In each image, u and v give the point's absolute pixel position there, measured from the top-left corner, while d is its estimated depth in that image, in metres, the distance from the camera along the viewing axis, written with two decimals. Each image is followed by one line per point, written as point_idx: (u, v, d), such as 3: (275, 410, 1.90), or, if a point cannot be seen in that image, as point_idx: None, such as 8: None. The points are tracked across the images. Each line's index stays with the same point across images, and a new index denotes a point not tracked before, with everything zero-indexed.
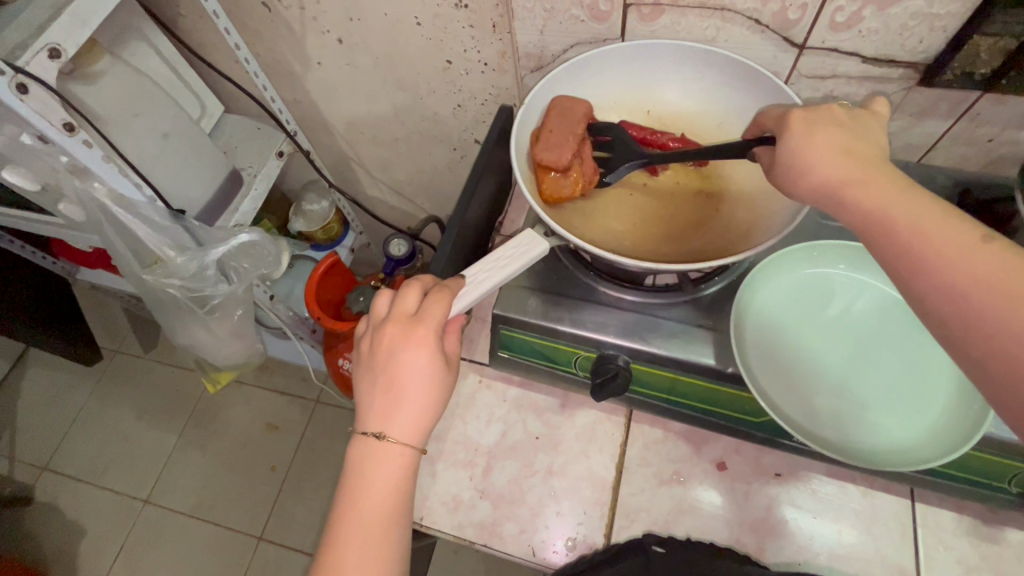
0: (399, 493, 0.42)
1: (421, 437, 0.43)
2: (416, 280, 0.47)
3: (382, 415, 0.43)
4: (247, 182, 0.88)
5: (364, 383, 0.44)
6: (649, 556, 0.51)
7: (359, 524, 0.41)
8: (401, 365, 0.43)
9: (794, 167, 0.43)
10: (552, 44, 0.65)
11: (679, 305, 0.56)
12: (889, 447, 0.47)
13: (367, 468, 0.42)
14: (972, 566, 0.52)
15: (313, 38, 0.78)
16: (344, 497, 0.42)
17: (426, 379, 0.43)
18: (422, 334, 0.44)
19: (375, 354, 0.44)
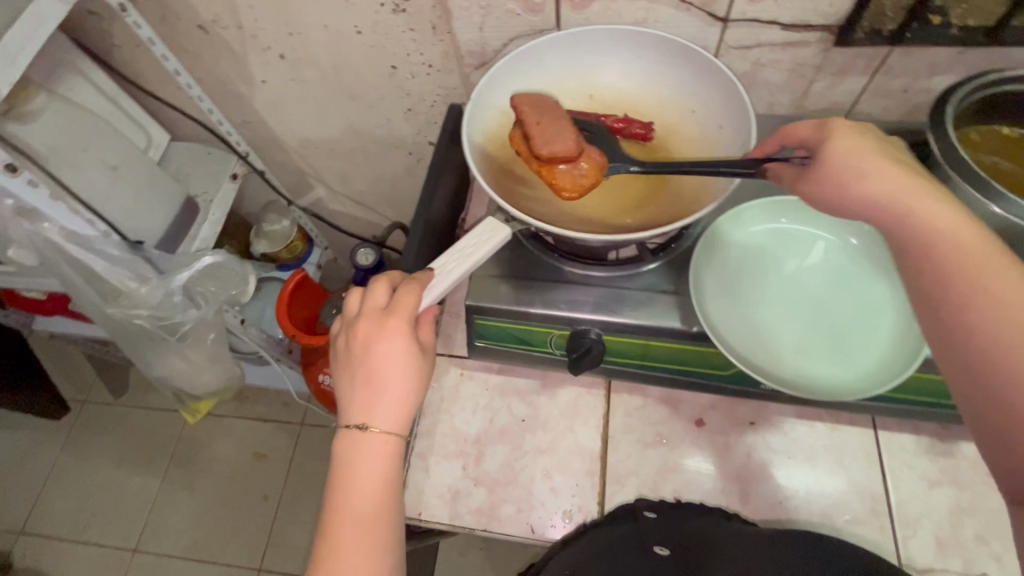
0: (389, 481, 0.43)
1: (404, 425, 0.44)
2: (383, 276, 0.48)
3: (364, 406, 0.44)
4: (203, 208, 0.87)
5: (344, 379, 0.45)
6: (641, 518, 0.53)
7: (352, 513, 0.42)
8: (377, 357, 0.44)
9: (839, 175, 0.44)
10: (492, 40, 0.67)
11: (642, 274, 0.58)
12: (844, 378, 0.50)
13: (354, 461, 0.43)
14: (934, 481, 0.56)
15: (255, 57, 0.78)
16: (334, 490, 0.43)
17: (403, 369, 0.44)
18: (395, 325, 0.45)
19: (351, 350, 0.45)
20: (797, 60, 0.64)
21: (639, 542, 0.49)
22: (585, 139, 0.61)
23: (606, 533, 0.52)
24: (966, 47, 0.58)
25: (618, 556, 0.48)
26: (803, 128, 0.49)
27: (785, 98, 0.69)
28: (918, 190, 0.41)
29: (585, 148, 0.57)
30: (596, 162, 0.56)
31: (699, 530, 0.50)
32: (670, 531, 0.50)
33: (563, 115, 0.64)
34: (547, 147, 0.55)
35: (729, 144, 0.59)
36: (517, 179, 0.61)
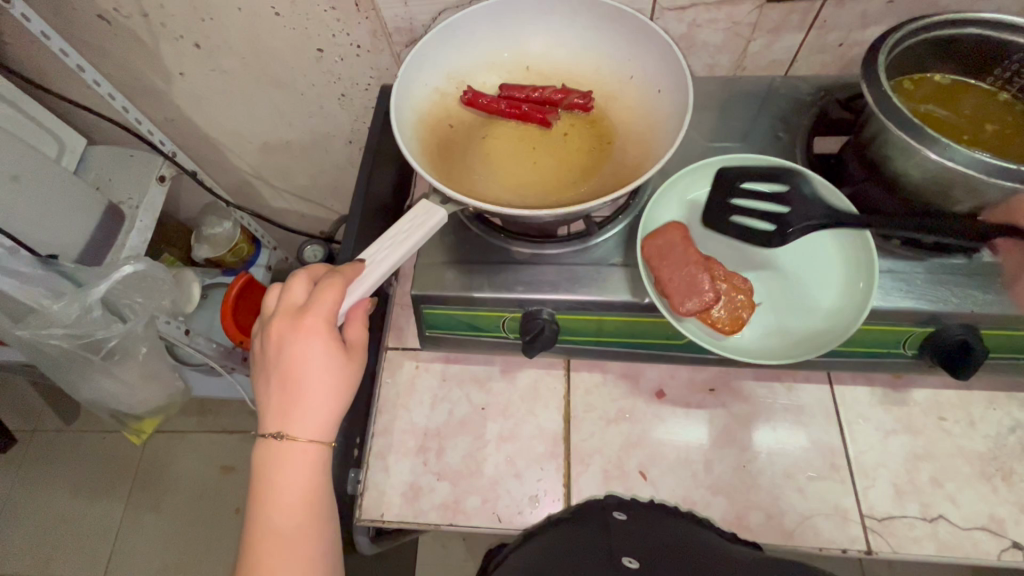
0: (315, 490, 0.41)
1: (328, 430, 0.41)
2: (303, 270, 0.45)
3: (282, 412, 0.41)
4: (129, 215, 0.82)
5: (262, 383, 0.43)
6: (610, 522, 0.49)
7: (272, 525, 0.39)
8: (294, 359, 0.41)
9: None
10: (420, 14, 0.64)
11: (591, 249, 0.57)
12: (793, 338, 0.50)
13: (273, 471, 0.40)
14: (890, 430, 0.57)
15: (167, 47, 0.72)
16: (256, 501, 0.40)
17: (323, 371, 0.41)
18: (311, 323, 0.42)
19: (267, 352, 0.43)
20: (733, 18, 0.63)
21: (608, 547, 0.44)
22: (523, 114, 0.59)
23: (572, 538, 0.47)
24: None
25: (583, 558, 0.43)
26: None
27: (725, 58, 0.68)
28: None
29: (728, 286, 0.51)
30: (744, 288, 0.51)
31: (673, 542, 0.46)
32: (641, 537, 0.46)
33: (499, 90, 0.61)
34: (691, 307, 0.49)
35: (669, 107, 0.57)
36: (455, 160, 0.58)
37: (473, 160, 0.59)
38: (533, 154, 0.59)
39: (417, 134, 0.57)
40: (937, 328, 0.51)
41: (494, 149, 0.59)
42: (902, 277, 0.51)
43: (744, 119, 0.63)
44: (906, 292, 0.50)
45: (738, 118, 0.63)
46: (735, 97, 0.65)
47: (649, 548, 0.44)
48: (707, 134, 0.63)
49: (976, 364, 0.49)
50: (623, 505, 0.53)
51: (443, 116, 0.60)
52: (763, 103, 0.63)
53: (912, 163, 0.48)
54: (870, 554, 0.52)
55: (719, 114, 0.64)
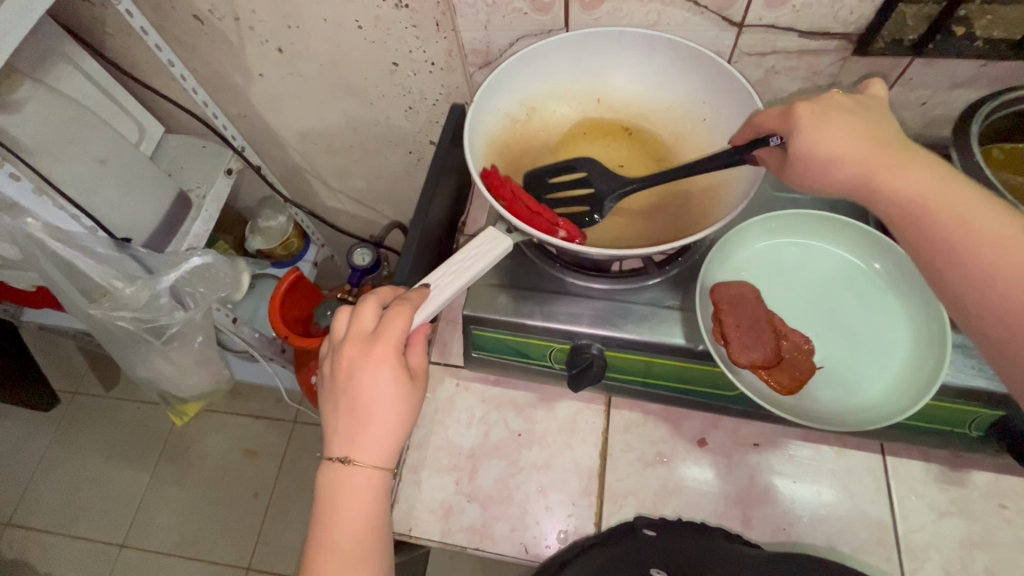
0: (375, 513, 0.42)
1: (389, 457, 0.43)
2: (372, 294, 0.46)
3: (349, 437, 0.42)
4: (196, 204, 0.85)
5: (329, 406, 0.44)
6: (640, 538, 0.51)
7: (334, 548, 0.41)
8: (363, 386, 0.42)
9: (818, 164, 0.43)
10: (497, 39, 0.65)
11: (646, 289, 0.56)
12: (850, 408, 0.49)
13: (338, 495, 0.41)
14: (944, 510, 0.54)
15: (252, 49, 0.75)
16: (320, 519, 0.42)
17: (391, 397, 0.42)
18: (382, 351, 0.43)
19: (337, 378, 0.44)
20: (814, 69, 0.62)
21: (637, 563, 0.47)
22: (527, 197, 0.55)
23: (603, 555, 0.49)
24: (990, 60, 0.56)
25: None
26: (771, 115, 0.46)
27: None
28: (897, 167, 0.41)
29: (783, 348, 0.51)
30: (804, 348, 0.51)
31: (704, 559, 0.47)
32: (668, 551, 0.48)
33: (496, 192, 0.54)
34: (750, 358, 0.49)
35: None
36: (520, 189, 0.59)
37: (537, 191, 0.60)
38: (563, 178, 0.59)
39: (486, 159, 0.58)
40: (1009, 413, 0.48)
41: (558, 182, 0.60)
42: (975, 354, 0.49)
43: None
44: (978, 370, 0.48)
45: None
46: None
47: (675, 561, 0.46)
48: (774, 183, 0.62)
49: None
50: (654, 523, 0.54)
51: (512, 143, 0.61)
52: None
53: None
54: None
55: None
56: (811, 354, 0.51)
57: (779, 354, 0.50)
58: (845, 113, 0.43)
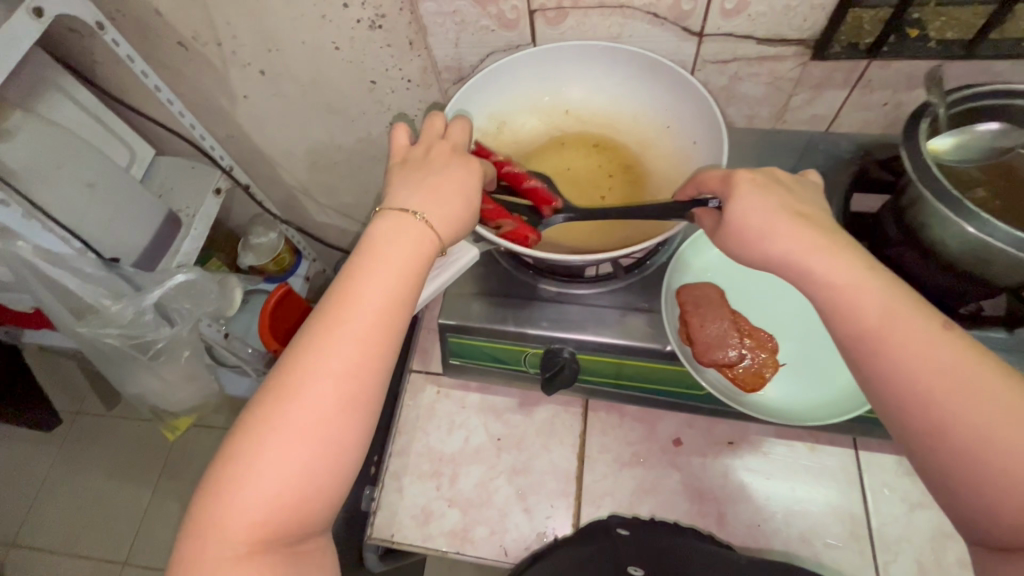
0: (405, 294, 0.42)
1: (411, 283, 0.42)
2: (466, 121, 0.52)
3: (415, 190, 0.45)
4: (185, 223, 0.87)
5: (407, 177, 0.47)
6: (614, 538, 0.51)
7: (368, 284, 0.41)
8: (447, 173, 0.47)
9: (745, 233, 0.43)
10: (468, 56, 0.67)
11: (617, 292, 0.58)
12: (811, 402, 0.50)
13: (391, 235, 0.43)
14: (916, 503, 0.55)
15: (235, 72, 0.78)
16: (324, 312, 0.40)
17: (466, 189, 0.46)
18: (458, 169, 0.47)
19: (423, 161, 0.48)
20: (775, 74, 0.64)
21: (613, 561, 0.47)
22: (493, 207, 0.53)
23: (578, 554, 0.49)
24: (943, 61, 0.58)
25: (585, 573, 0.45)
26: (713, 176, 0.46)
27: (765, 110, 0.69)
28: (826, 249, 0.40)
29: (747, 346, 0.52)
30: (768, 345, 0.53)
31: (675, 550, 0.48)
32: (642, 550, 0.48)
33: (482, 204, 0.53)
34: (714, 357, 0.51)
35: (703, 156, 0.58)
36: None
37: None
38: None
39: None
40: None
41: None
42: None
43: None
44: None
45: None
46: (769, 153, 0.66)
47: (650, 558, 0.47)
48: None
49: None
50: (626, 522, 0.55)
51: None
52: (801, 159, 0.64)
53: (951, 234, 0.47)
54: None
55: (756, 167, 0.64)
56: (775, 351, 0.53)
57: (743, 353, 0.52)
58: (775, 190, 0.43)
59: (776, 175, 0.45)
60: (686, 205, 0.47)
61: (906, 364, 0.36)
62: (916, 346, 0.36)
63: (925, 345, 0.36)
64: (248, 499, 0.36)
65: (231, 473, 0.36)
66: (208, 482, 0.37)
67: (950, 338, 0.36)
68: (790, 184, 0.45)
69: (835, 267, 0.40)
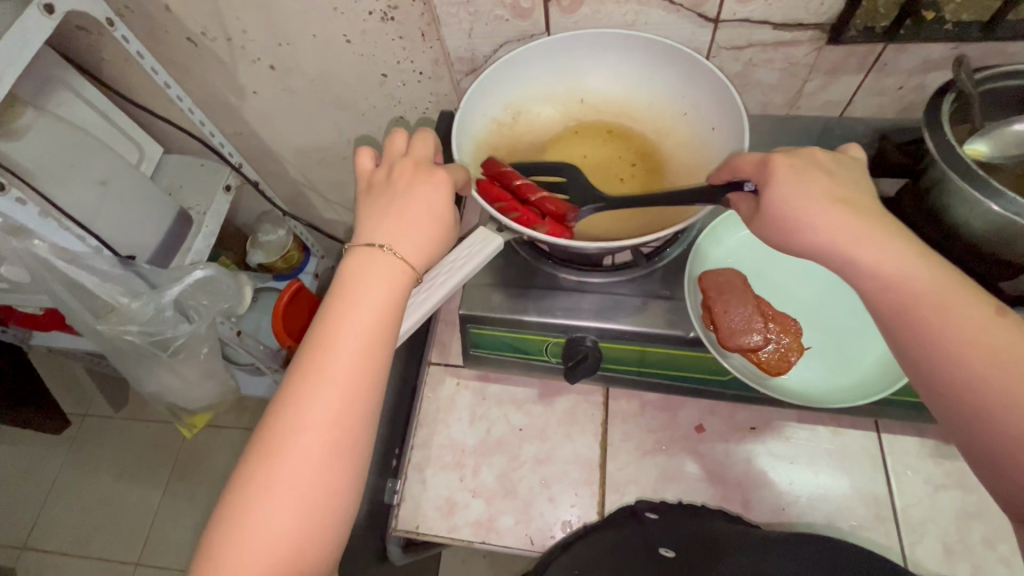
0: (384, 329, 0.43)
1: (391, 317, 0.43)
2: (430, 133, 0.51)
3: (386, 221, 0.46)
4: (197, 221, 0.87)
5: (374, 209, 0.47)
6: (643, 522, 0.51)
7: (345, 325, 0.42)
8: (414, 197, 0.46)
9: (788, 221, 0.42)
10: (481, 46, 0.67)
11: (637, 280, 0.57)
12: (838, 384, 0.51)
13: (365, 273, 0.44)
14: (939, 484, 0.55)
15: (245, 68, 0.77)
16: (307, 356, 0.41)
17: (435, 212, 0.46)
18: (424, 189, 0.47)
19: (388, 187, 0.48)
20: (790, 59, 0.64)
21: (645, 545, 0.47)
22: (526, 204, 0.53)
23: (609, 539, 0.50)
24: (960, 43, 0.58)
25: (620, 557, 0.46)
26: (748, 161, 0.45)
27: (779, 96, 0.69)
28: (869, 236, 0.40)
29: (771, 331, 0.52)
30: (792, 330, 0.53)
31: (706, 533, 0.48)
32: (674, 533, 0.49)
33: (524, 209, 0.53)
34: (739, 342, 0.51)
35: (722, 142, 0.58)
36: None
37: None
38: None
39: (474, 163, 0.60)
40: None
41: None
42: None
43: None
44: None
45: None
46: (785, 139, 0.66)
47: (680, 541, 0.47)
48: None
49: None
50: (654, 506, 0.55)
51: (499, 147, 0.63)
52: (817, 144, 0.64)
53: (975, 214, 0.47)
54: None
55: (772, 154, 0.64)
56: (799, 335, 0.53)
57: (768, 338, 0.52)
58: (815, 174, 0.43)
59: (815, 157, 0.44)
60: (721, 191, 0.46)
61: (955, 350, 0.37)
62: (965, 332, 0.37)
63: (974, 331, 0.37)
64: (250, 549, 0.36)
65: (230, 531, 0.37)
66: (206, 540, 0.37)
67: (998, 323, 0.37)
68: (827, 161, 0.44)
69: (882, 254, 0.40)
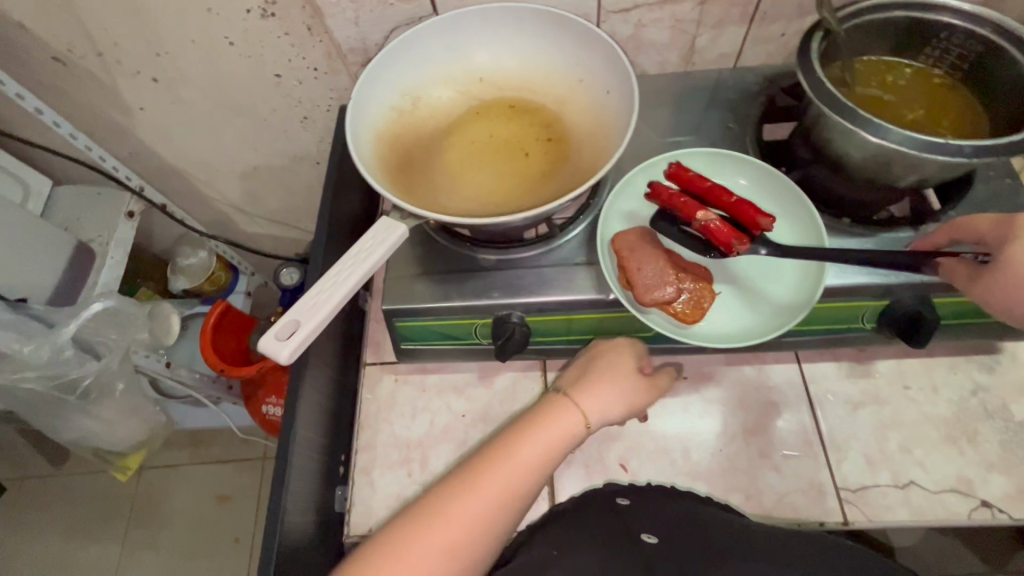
0: (552, 456, 0.47)
1: (550, 471, 0.47)
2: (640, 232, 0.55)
3: (597, 395, 0.51)
4: (100, 253, 0.82)
5: (576, 375, 0.54)
6: (617, 509, 0.51)
7: (521, 468, 0.45)
8: (611, 366, 0.53)
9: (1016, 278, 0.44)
10: (371, 34, 0.65)
11: (556, 250, 0.58)
12: (753, 322, 0.53)
13: (552, 419, 0.49)
14: (858, 402, 0.58)
15: (126, 83, 0.73)
16: (478, 463, 0.45)
17: (621, 392, 0.52)
18: (637, 382, 0.53)
19: (612, 357, 0.54)
20: (677, 17, 0.65)
21: (626, 531, 0.46)
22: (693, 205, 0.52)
23: (584, 524, 0.49)
24: None
25: (599, 542, 0.45)
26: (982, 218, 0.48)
27: (674, 55, 0.71)
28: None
29: (682, 282, 0.53)
30: (703, 278, 0.54)
31: (684, 516, 0.48)
32: (652, 518, 0.48)
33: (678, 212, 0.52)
34: (656, 296, 0.51)
35: (616, 103, 0.58)
36: (420, 176, 0.59)
37: (437, 177, 0.59)
38: (469, 159, 0.61)
39: (377, 153, 0.58)
40: (891, 300, 0.52)
41: (456, 162, 0.61)
42: None
43: (696, 113, 0.66)
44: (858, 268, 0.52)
45: (691, 112, 0.66)
46: (683, 95, 0.67)
47: (659, 525, 0.47)
48: (661, 132, 0.65)
49: (931, 331, 0.51)
50: (621, 492, 0.55)
51: (402, 135, 0.61)
52: (713, 96, 0.66)
53: (851, 144, 0.50)
54: (846, 525, 0.54)
55: (672, 111, 0.66)
56: (710, 282, 0.54)
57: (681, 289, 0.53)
58: None
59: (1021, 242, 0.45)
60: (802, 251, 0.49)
61: None
62: None
63: None
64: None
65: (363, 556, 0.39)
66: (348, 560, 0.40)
67: None
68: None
69: None
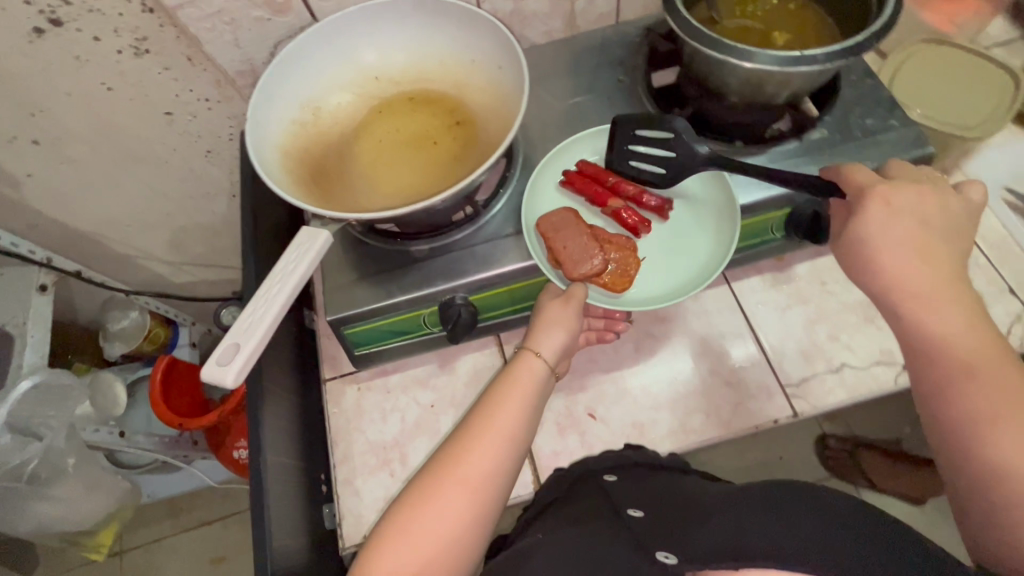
0: (527, 414, 0.49)
1: (525, 437, 0.48)
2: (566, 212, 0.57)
3: (545, 335, 0.53)
4: (19, 333, 0.77)
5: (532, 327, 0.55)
6: (604, 485, 0.53)
7: (500, 433, 0.47)
8: (551, 312, 0.54)
9: (873, 252, 0.46)
10: (256, 54, 0.64)
11: (485, 227, 0.60)
12: (674, 278, 0.57)
13: (518, 378, 0.51)
14: (785, 305, 0.64)
15: (5, 151, 0.69)
16: (466, 432, 0.47)
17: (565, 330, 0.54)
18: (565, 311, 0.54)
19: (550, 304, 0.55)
20: None
21: (612, 508, 0.50)
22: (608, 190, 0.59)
23: (574, 509, 0.50)
24: None
25: (584, 526, 0.47)
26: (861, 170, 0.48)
27: (558, 23, 0.73)
28: (931, 292, 0.44)
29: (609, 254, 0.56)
30: (627, 247, 0.57)
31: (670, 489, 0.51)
32: (638, 494, 0.51)
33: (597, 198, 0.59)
34: (585, 269, 0.54)
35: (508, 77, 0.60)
36: (334, 183, 0.59)
37: (352, 180, 0.60)
38: (381, 157, 0.62)
39: (286, 168, 0.57)
40: (791, 209, 0.58)
41: (368, 162, 0.61)
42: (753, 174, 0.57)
43: (588, 73, 0.69)
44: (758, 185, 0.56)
45: (584, 72, 0.69)
46: (574, 58, 0.70)
47: (645, 502, 0.50)
48: (560, 96, 0.68)
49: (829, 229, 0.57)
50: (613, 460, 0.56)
51: (308, 146, 0.61)
52: (601, 54, 0.70)
53: (724, 73, 0.54)
54: (797, 416, 0.58)
55: (566, 75, 0.69)
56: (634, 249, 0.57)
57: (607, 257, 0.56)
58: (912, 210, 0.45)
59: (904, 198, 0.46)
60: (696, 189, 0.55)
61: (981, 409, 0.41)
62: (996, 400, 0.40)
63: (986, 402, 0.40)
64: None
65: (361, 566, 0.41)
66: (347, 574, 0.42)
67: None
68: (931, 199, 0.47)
69: (936, 323, 0.43)
